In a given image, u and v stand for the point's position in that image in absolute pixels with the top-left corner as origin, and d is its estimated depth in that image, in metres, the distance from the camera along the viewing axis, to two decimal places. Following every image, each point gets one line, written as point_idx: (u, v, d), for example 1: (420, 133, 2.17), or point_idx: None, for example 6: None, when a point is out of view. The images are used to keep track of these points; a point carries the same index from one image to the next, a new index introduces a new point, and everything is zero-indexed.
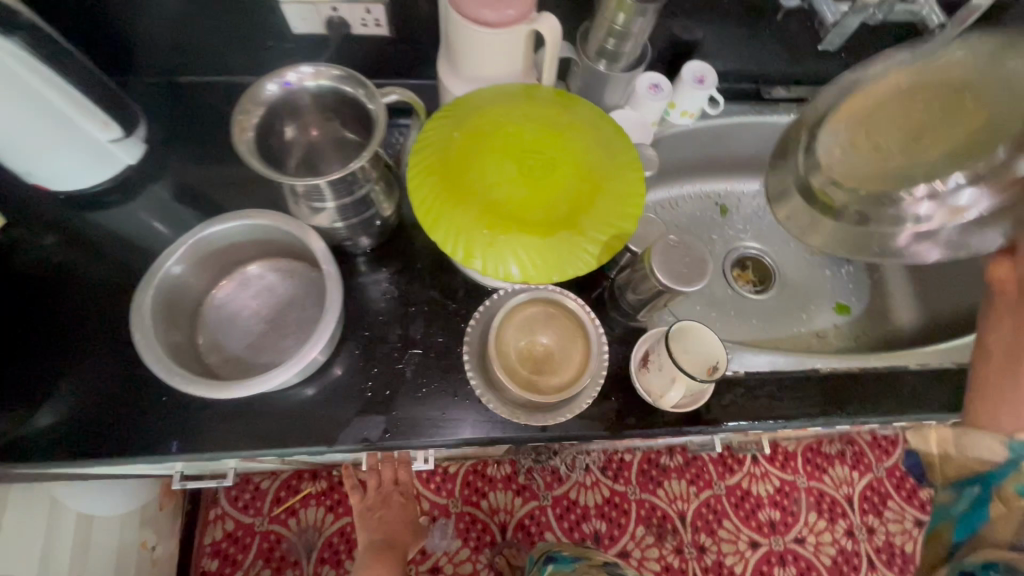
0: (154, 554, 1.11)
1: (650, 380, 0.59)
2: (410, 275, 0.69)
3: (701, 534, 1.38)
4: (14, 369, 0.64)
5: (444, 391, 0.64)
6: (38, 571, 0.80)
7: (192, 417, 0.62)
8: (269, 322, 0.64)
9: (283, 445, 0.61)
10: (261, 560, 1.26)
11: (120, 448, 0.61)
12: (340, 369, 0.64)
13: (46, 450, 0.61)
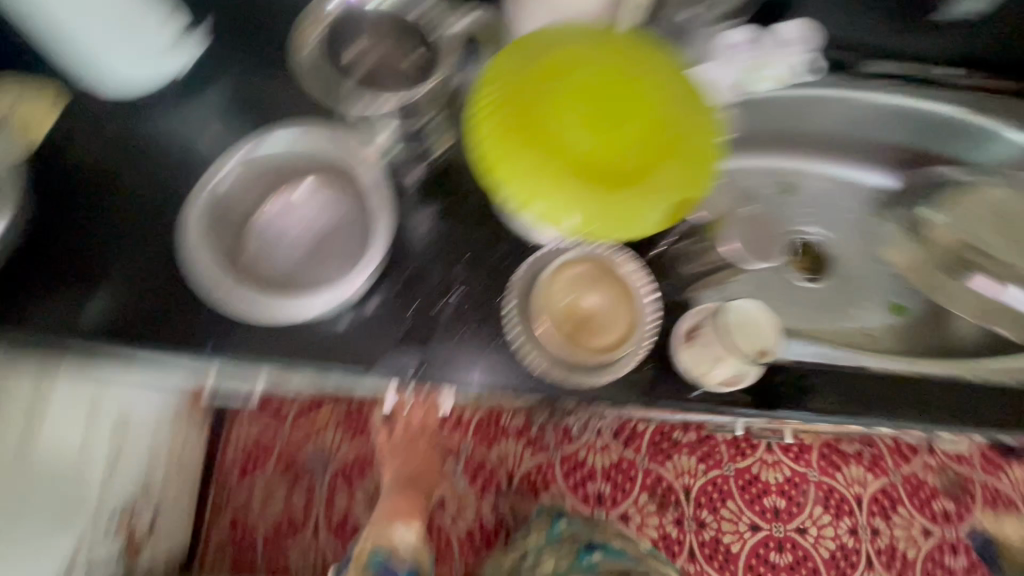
0: (181, 453, 1.17)
1: (695, 355, 0.57)
2: (458, 216, 0.67)
3: (702, 510, 1.40)
4: (62, 258, 0.65)
5: (480, 337, 0.63)
6: (77, 454, 0.85)
7: (233, 326, 0.63)
8: (314, 244, 0.64)
9: (321, 365, 0.62)
10: (280, 470, 1.32)
11: (167, 344, 0.63)
12: (379, 302, 0.64)
13: (95, 340, 0.62)
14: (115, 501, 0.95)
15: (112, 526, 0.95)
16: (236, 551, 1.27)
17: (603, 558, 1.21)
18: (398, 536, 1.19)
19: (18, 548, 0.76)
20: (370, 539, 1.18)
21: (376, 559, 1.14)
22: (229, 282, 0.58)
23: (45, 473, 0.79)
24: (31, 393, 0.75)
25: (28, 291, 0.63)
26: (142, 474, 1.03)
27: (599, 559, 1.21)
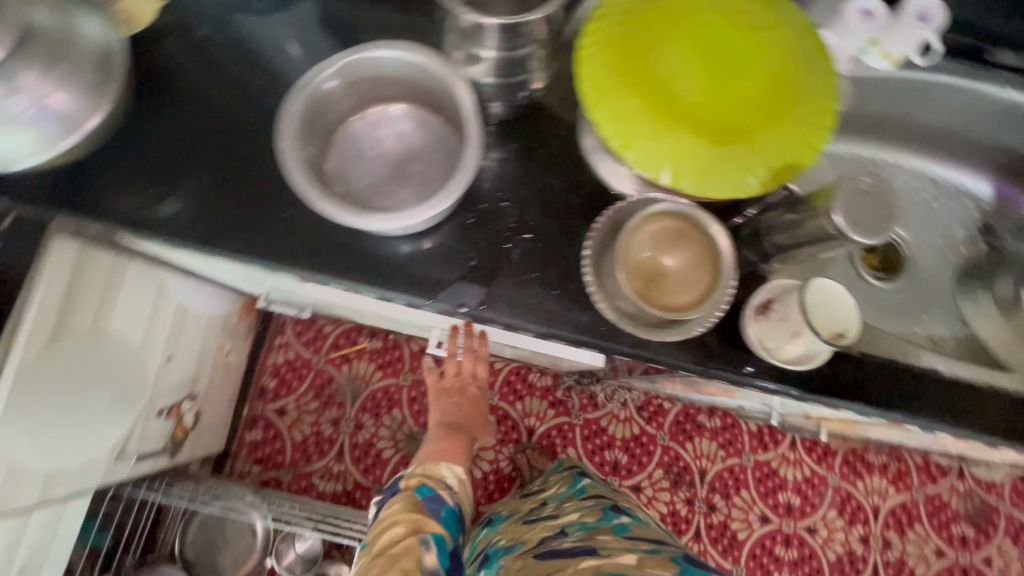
0: (227, 359, 1.22)
1: (767, 331, 0.56)
2: (538, 159, 0.66)
3: (715, 495, 1.40)
4: (151, 151, 0.66)
5: (544, 283, 0.63)
6: (141, 340, 0.89)
7: (305, 239, 0.63)
8: (394, 166, 0.64)
9: (384, 289, 0.62)
10: (313, 392, 1.37)
11: (235, 250, 0.63)
12: (448, 233, 0.63)
13: (172, 234, 0.64)
14: (166, 391, 1.00)
15: (163, 415, 1.00)
16: (263, 460, 1.34)
17: (632, 523, 0.95)
18: (444, 471, 0.90)
19: (82, 419, 0.80)
20: (417, 473, 0.88)
21: (425, 489, 0.84)
22: (317, 186, 0.54)
23: (109, 352, 0.83)
24: (107, 274, 0.79)
25: (117, 179, 0.65)
26: (190, 373, 1.07)
27: (628, 524, 0.95)
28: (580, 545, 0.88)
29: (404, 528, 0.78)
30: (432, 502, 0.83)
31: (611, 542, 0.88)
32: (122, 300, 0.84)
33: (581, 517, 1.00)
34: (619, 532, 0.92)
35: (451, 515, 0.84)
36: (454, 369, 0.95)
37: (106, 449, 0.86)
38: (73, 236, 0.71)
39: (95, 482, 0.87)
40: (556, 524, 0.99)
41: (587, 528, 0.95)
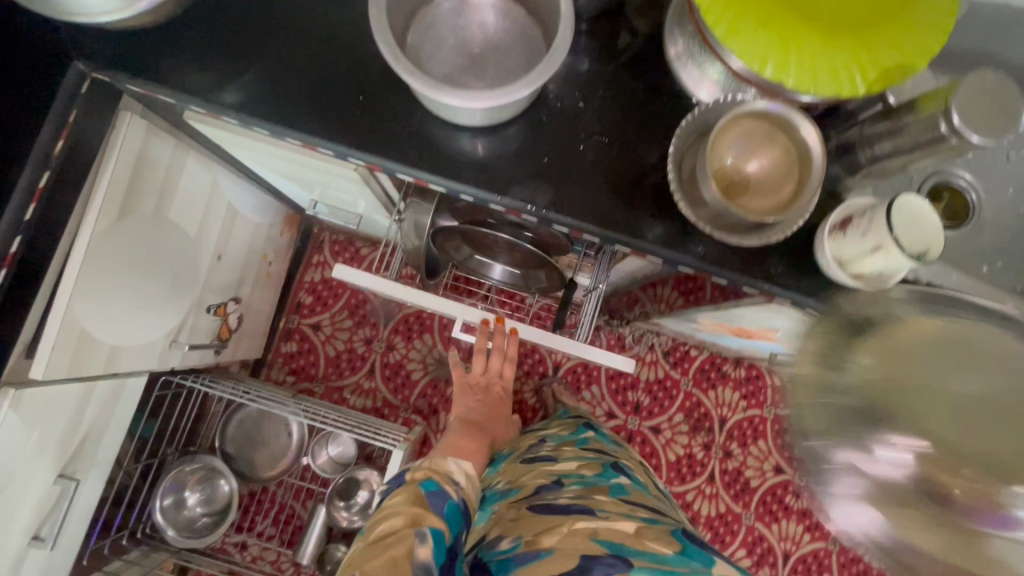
0: (270, 268, 1.25)
1: (843, 247, 0.55)
2: (618, 62, 0.64)
3: (732, 443, 1.43)
4: (216, 22, 0.62)
5: (615, 188, 0.62)
6: (196, 233, 0.91)
7: (377, 124, 0.61)
8: (472, 57, 0.61)
9: (454, 180, 0.61)
10: (347, 311, 1.40)
11: (306, 133, 0.60)
12: (520, 130, 0.63)
13: (239, 110, 0.61)
14: (215, 289, 1.02)
15: (211, 312, 1.03)
16: (297, 371, 1.38)
17: (631, 486, 0.87)
18: (450, 466, 0.80)
19: (139, 304, 0.82)
20: (423, 468, 0.78)
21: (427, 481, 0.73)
22: (407, 62, 0.53)
23: (167, 239, 0.85)
24: (170, 158, 0.80)
25: (181, 48, 0.61)
26: (235, 275, 1.09)
27: (627, 485, 0.87)
28: (576, 500, 0.79)
29: (403, 519, 0.65)
30: (435, 496, 0.70)
31: (608, 503, 0.79)
32: (181, 189, 0.85)
33: (579, 467, 0.92)
34: (617, 492, 0.84)
35: (456, 511, 0.71)
36: (484, 363, 1.16)
37: (161, 334, 0.89)
38: (141, 116, 0.71)
39: (151, 366, 0.90)
40: (553, 470, 0.92)
41: (585, 483, 0.86)
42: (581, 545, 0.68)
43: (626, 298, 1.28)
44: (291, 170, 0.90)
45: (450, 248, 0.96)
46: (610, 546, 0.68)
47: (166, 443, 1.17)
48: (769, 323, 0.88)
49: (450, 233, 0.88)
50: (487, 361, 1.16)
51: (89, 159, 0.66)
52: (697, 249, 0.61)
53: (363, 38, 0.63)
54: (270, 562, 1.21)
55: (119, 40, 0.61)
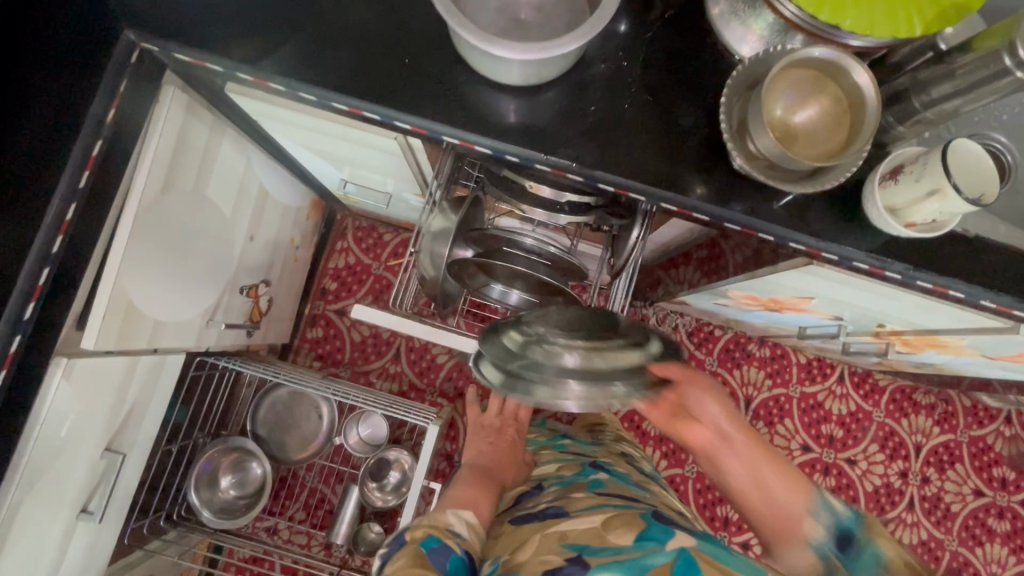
0: (297, 252, 1.25)
1: (895, 196, 0.55)
2: (660, 22, 0.65)
3: (759, 422, 1.42)
4: None
5: (660, 145, 0.62)
6: (230, 212, 0.92)
7: (422, 85, 0.62)
8: (514, 19, 0.62)
9: (498, 140, 0.62)
10: (372, 296, 1.41)
11: (353, 96, 0.61)
12: (564, 90, 0.63)
13: (285, 76, 0.61)
14: (247, 271, 1.03)
15: (244, 293, 1.03)
16: (324, 356, 1.39)
17: (609, 479, 0.84)
18: (450, 518, 0.71)
19: (177, 282, 0.83)
20: (424, 524, 0.68)
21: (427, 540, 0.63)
22: (461, 17, 0.54)
23: (202, 218, 0.85)
24: (208, 134, 0.81)
25: (229, 17, 0.62)
26: (266, 258, 1.10)
27: (604, 479, 0.84)
28: (549, 504, 0.77)
29: None
30: (436, 554, 0.61)
31: (583, 498, 0.76)
32: (216, 167, 0.85)
33: (559, 470, 0.91)
34: (593, 487, 0.81)
35: (461, 569, 0.62)
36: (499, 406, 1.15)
37: (197, 313, 0.90)
38: (182, 90, 0.72)
39: (188, 344, 0.91)
40: (537, 479, 0.91)
41: (563, 483, 0.84)
42: (549, 548, 0.64)
43: (651, 278, 1.28)
44: (325, 149, 0.91)
45: (467, 278, 0.92)
46: (576, 548, 0.64)
47: (199, 428, 1.17)
48: (805, 290, 0.88)
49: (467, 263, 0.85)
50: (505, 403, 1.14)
51: (137, 130, 0.67)
52: (745, 205, 0.61)
53: (407, 5, 0.64)
54: (301, 545, 1.22)
55: (169, 9, 0.62)
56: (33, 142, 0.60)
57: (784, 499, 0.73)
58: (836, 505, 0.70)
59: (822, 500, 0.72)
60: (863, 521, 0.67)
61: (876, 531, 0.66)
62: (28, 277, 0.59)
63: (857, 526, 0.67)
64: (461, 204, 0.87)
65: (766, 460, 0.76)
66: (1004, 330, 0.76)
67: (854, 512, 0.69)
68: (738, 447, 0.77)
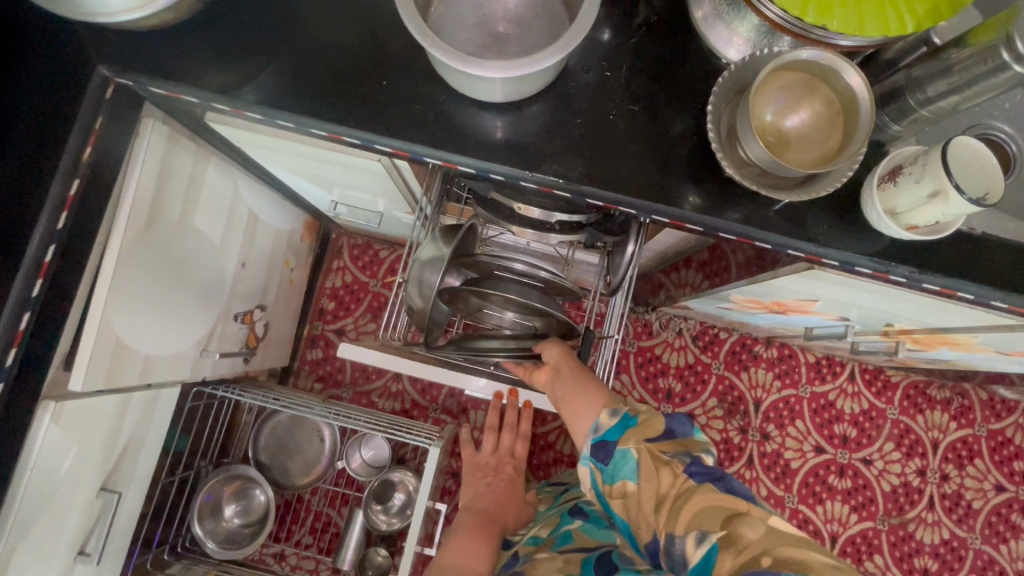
0: (292, 274, 1.24)
1: (895, 198, 0.53)
2: (645, 29, 0.63)
3: (769, 425, 1.39)
4: (237, 20, 0.62)
5: (650, 157, 0.60)
6: (220, 241, 0.91)
7: (402, 107, 0.60)
8: (493, 34, 0.60)
9: (481, 159, 0.60)
10: (370, 314, 1.39)
11: (332, 122, 0.59)
12: (548, 104, 0.62)
13: (261, 106, 0.60)
14: (241, 297, 1.02)
15: (238, 320, 1.02)
16: (324, 377, 1.37)
17: (580, 528, 0.76)
18: None
19: (167, 314, 0.82)
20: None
21: None
22: (433, 37, 0.53)
23: (192, 247, 0.84)
24: (191, 164, 0.79)
25: (205, 49, 0.61)
26: (260, 283, 1.09)
27: (574, 530, 0.76)
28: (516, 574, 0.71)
29: None
30: None
31: (545, 561, 0.70)
32: (203, 196, 0.84)
33: (536, 530, 0.84)
34: (559, 545, 0.73)
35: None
36: (494, 444, 1.13)
37: (191, 343, 0.89)
38: (163, 122, 0.71)
39: (183, 376, 0.90)
40: (514, 546, 0.83)
41: (536, 543, 0.79)
42: None
43: (651, 283, 1.26)
44: (314, 173, 0.90)
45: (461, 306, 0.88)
46: None
47: (200, 456, 1.17)
48: (808, 293, 0.86)
49: (459, 293, 0.81)
50: (501, 436, 1.14)
51: (117, 166, 0.66)
52: (738, 213, 0.59)
53: (384, 25, 0.62)
54: (309, 571, 1.20)
55: (146, 43, 0.60)
56: (8, 183, 0.58)
57: (577, 418, 0.71)
58: (606, 418, 0.65)
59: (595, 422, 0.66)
60: (632, 423, 0.62)
61: (646, 427, 0.61)
62: (8, 325, 0.58)
63: (617, 437, 0.62)
64: (452, 234, 0.85)
65: (577, 378, 0.75)
66: (1017, 328, 0.74)
67: (624, 416, 0.64)
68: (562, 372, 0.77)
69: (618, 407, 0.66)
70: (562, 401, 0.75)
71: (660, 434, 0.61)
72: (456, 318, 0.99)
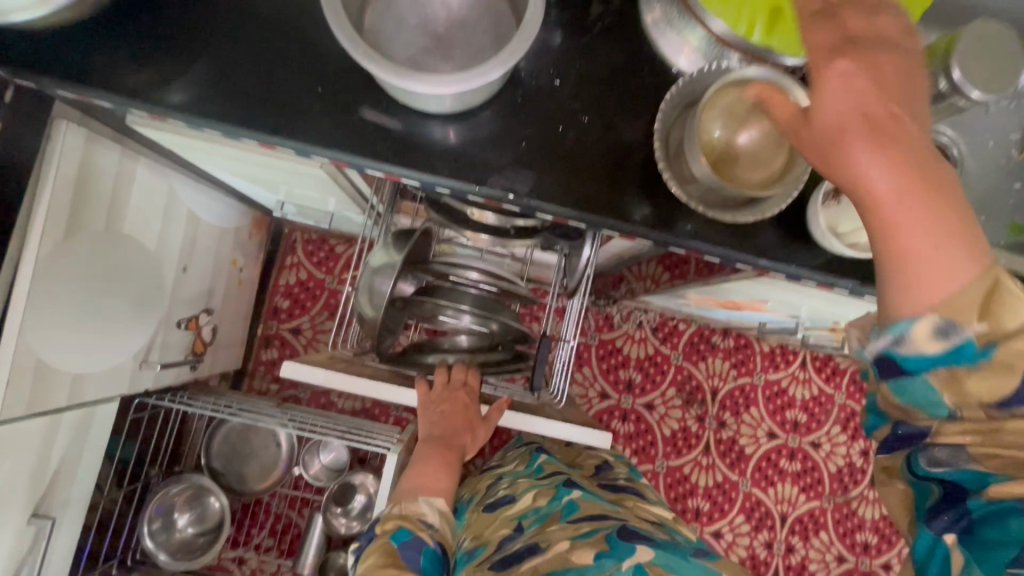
0: (241, 274, 1.19)
1: (839, 216, 0.55)
2: (595, 34, 0.61)
3: (725, 412, 1.44)
4: (156, 17, 0.57)
5: (600, 171, 0.58)
6: (157, 245, 0.84)
7: (342, 116, 0.57)
8: (436, 38, 0.57)
9: (426, 172, 0.57)
10: (327, 312, 1.35)
11: (263, 132, 0.55)
12: (495, 112, 0.59)
13: (185, 115, 0.55)
14: (183, 303, 0.96)
15: (181, 327, 0.97)
16: (281, 379, 1.33)
17: (582, 499, 0.79)
18: (422, 508, 0.78)
19: (96, 329, 0.76)
20: (394, 515, 0.75)
21: (402, 532, 0.70)
22: (367, 48, 0.49)
23: (123, 255, 0.78)
24: (116, 167, 0.73)
25: (120, 48, 0.56)
26: (204, 286, 1.03)
27: (577, 499, 0.79)
28: (524, 542, 0.70)
29: (381, 555, 0.67)
30: (410, 548, 0.68)
31: (559, 531, 0.70)
32: (134, 200, 0.78)
33: (534, 500, 0.83)
34: (567, 515, 0.75)
35: (434, 558, 0.69)
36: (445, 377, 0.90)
37: (127, 356, 0.84)
38: (79, 123, 0.64)
39: (119, 389, 0.85)
40: (512, 513, 0.81)
41: (536, 514, 0.78)
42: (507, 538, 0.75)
43: (611, 279, 1.24)
44: (254, 174, 0.85)
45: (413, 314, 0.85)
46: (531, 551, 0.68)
47: (149, 465, 1.13)
48: (758, 295, 0.87)
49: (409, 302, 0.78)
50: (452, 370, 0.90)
51: (20, 177, 0.60)
52: (688, 226, 0.58)
53: (319, 26, 0.58)
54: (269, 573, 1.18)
55: (49, 43, 0.55)
56: None
57: (902, 268, 0.33)
58: (922, 341, 0.33)
59: (892, 329, 0.34)
60: (972, 360, 0.33)
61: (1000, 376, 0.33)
62: None
63: (929, 369, 0.34)
64: (405, 239, 0.81)
65: (918, 195, 0.33)
66: None
67: (956, 351, 0.33)
68: (881, 156, 0.33)
69: (958, 319, 0.32)
70: (881, 221, 0.33)
71: (1016, 394, 0.33)
72: (412, 322, 0.96)
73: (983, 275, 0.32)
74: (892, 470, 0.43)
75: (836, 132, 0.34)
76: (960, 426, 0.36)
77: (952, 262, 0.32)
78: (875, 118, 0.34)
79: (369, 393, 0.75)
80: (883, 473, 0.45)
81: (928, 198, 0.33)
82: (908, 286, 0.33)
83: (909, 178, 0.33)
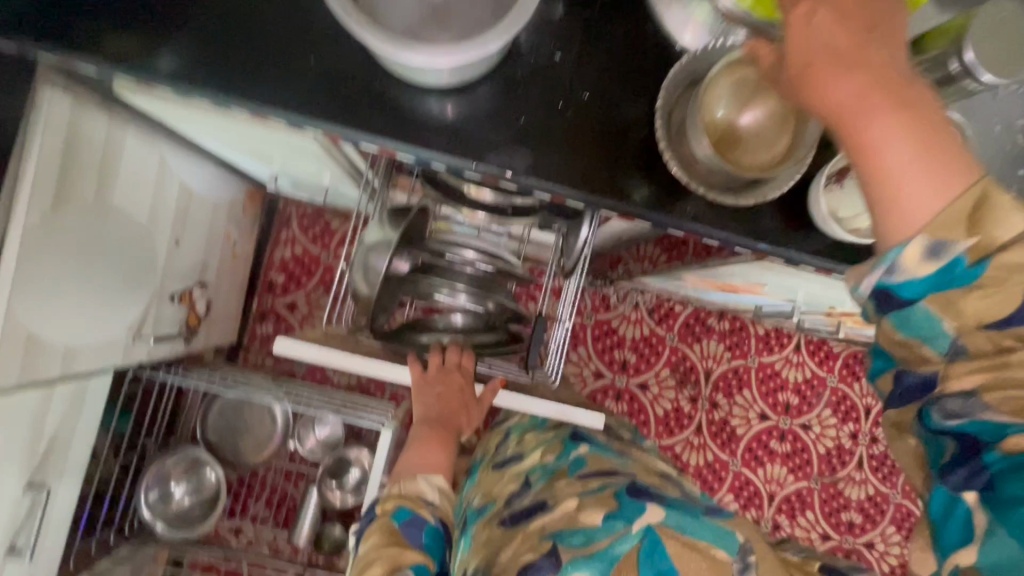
0: (236, 248, 1.18)
1: (840, 201, 0.54)
2: (598, 7, 0.59)
3: (718, 394, 1.45)
4: None
5: (600, 149, 0.57)
6: (149, 217, 0.83)
7: (336, 87, 0.55)
8: (434, 8, 0.55)
9: (422, 146, 0.55)
10: (322, 287, 1.35)
11: (255, 102, 0.54)
12: (493, 87, 0.57)
13: (174, 82, 0.53)
14: (177, 276, 0.95)
15: (175, 301, 0.96)
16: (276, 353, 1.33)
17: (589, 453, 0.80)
18: (423, 486, 0.78)
19: (87, 300, 0.75)
20: (393, 495, 0.76)
21: (402, 512, 0.71)
22: (362, 16, 0.47)
23: (114, 225, 0.77)
24: (104, 135, 0.71)
25: (105, 11, 0.53)
26: (198, 259, 1.02)
27: (585, 454, 0.80)
28: (535, 499, 0.71)
29: (382, 535, 0.69)
30: (412, 528, 0.69)
31: (567, 487, 0.71)
32: (123, 169, 0.76)
33: (541, 457, 0.84)
34: (575, 470, 0.76)
35: (435, 535, 0.71)
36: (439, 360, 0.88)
37: (121, 327, 0.83)
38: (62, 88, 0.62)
39: (114, 361, 0.85)
40: (521, 470, 0.82)
41: (544, 470, 0.79)
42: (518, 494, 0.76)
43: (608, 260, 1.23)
44: (247, 145, 0.83)
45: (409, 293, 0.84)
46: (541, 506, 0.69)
47: (145, 436, 1.14)
48: (754, 278, 0.86)
49: (405, 280, 0.77)
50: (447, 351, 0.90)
51: None
52: (689, 208, 0.57)
53: None
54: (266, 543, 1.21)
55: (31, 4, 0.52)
56: None
57: (890, 187, 0.34)
58: (914, 263, 0.34)
59: (886, 258, 0.35)
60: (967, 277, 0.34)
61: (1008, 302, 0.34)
62: None
63: (925, 292, 0.35)
64: (401, 217, 0.81)
65: (899, 117, 0.34)
66: None
67: (947, 267, 0.34)
68: (854, 84, 0.35)
69: (948, 237, 0.33)
70: (862, 145, 0.34)
71: (1013, 312, 0.34)
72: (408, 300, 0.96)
73: (971, 186, 0.33)
74: (903, 427, 0.41)
75: (812, 72, 0.37)
76: (965, 365, 0.36)
77: (940, 177, 0.33)
78: (841, 49, 0.36)
79: (364, 371, 0.75)
80: (893, 429, 0.42)
81: (908, 117, 0.34)
82: (898, 203, 0.34)
83: (885, 98, 0.34)
